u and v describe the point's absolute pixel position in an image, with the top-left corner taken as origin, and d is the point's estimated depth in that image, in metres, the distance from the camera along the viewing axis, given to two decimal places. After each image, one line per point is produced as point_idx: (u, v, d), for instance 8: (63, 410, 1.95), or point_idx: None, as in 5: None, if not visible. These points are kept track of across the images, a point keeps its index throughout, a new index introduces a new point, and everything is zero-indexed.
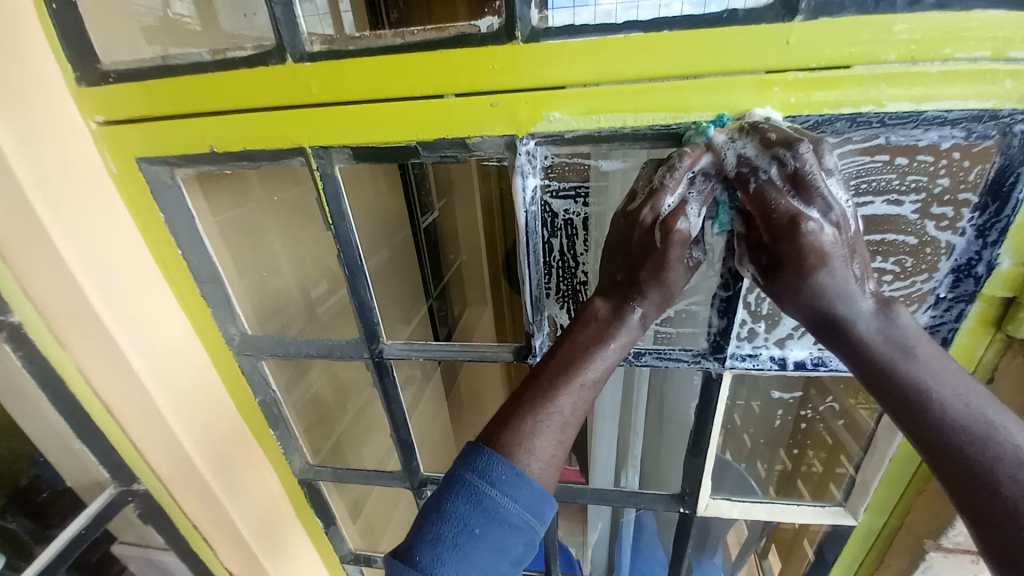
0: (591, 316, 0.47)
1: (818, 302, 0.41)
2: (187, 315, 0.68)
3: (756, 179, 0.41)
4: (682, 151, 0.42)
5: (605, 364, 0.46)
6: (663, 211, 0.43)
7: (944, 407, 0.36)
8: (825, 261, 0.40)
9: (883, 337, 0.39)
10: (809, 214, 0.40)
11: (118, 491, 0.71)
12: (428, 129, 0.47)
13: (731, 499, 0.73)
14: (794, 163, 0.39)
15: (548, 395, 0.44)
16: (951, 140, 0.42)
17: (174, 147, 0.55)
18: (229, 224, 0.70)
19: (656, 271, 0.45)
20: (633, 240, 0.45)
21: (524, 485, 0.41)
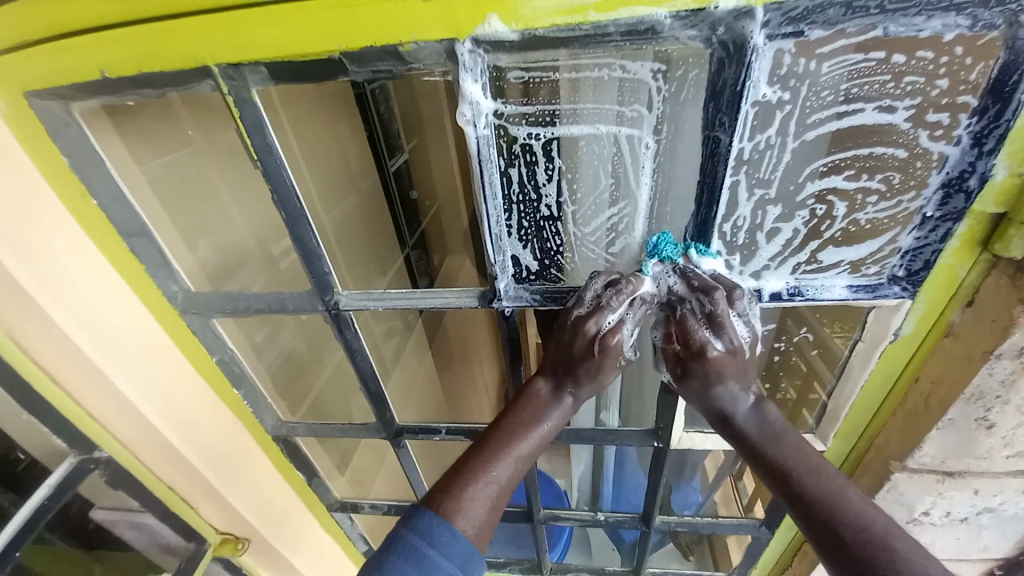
0: (533, 395, 0.55)
1: (711, 401, 0.52)
2: (123, 276, 0.62)
3: (681, 308, 0.50)
4: (628, 278, 0.51)
5: (540, 436, 0.53)
6: (606, 326, 0.51)
7: (789, 458, 0.48)
8: (722, 377, 0.51)
9: (757, 428, 0.51)
10: (716, 344, 0.50)
11: (77, 461, 0.66)
12: (351, 36, 0.39)
13: (705, 431, 0.73)
14: (711, 306, 0.48)
15: (487, 464, 0.50)
16: (955, 30, 0.36)
17: (60, 76, 0.47)
18: (163, 172, 0.63)
19: (592, 370, 0.53)
20: (574, 346, 0.52)
21: (461, 545, 0.45)
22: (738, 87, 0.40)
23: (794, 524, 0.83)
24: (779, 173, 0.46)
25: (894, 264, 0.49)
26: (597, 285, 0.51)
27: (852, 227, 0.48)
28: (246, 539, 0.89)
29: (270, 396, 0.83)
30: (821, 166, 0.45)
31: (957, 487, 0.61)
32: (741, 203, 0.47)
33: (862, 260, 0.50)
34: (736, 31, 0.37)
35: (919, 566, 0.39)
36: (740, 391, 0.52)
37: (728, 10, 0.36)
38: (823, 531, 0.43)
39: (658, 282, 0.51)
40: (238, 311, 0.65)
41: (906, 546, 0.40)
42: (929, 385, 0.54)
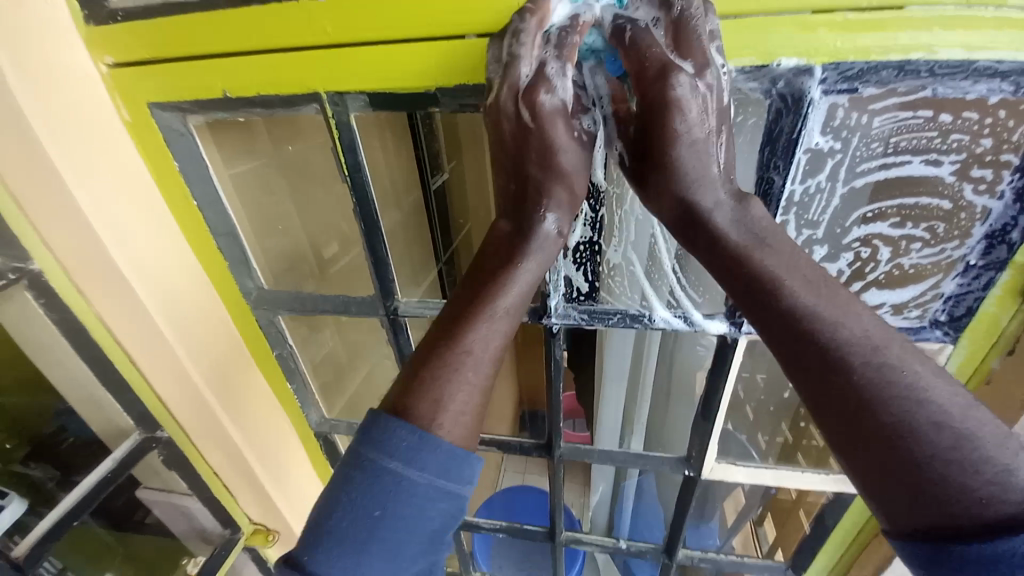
0: (498, 239, 0.48)
1: (682, 184, 0.42)
2: (205, 269, 0.68)
3: (631, 28, 0.41)
4: (524, 9, 0.40)
5: (514, 289, 0.45)
6: (524, 83, 0.42)
7: (802, 310, 0.36)
8: (696, 129, 0.41)
9: (738, 228, 0.41)
10: (682, 67, 0.39)
11: (141, 437, 0.71)
12: (447, 73, 0.45)
13: (737, 463, 0.73)
14: (677, 7, 0.39)
15: (456, 338, 0.44)
16: (999, 94, 0.40)
17: (183, 92, 0.53)
18: (245, 178, 0.70)
19: (547, 166, 0.45)
20: (503, 130, 0.44)
21: (426, 448, 0.40)
22: (793, 135, 0.44)
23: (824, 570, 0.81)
24: (826, 216, 0.49)
25: (936, 307, 0.51)
26: (501, 43, 0.41)
27: (896, 271, 0.51)
28: (275, 530, 0.90)
29: (316, 393, 0.87)
30: (868, 213, 0.48)
31: None
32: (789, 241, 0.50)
33: (906, 303, 0.52)
34: (794, 85, 0.41)
35: (951, 441, 0.31)
36: (710, 163, 0.42)
37: (788, 67, 0.40)
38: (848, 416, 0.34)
39: (585, 7, 0.42)
40: (304, 310, 0.71)
41: (942, 418, 0.32)
42: None
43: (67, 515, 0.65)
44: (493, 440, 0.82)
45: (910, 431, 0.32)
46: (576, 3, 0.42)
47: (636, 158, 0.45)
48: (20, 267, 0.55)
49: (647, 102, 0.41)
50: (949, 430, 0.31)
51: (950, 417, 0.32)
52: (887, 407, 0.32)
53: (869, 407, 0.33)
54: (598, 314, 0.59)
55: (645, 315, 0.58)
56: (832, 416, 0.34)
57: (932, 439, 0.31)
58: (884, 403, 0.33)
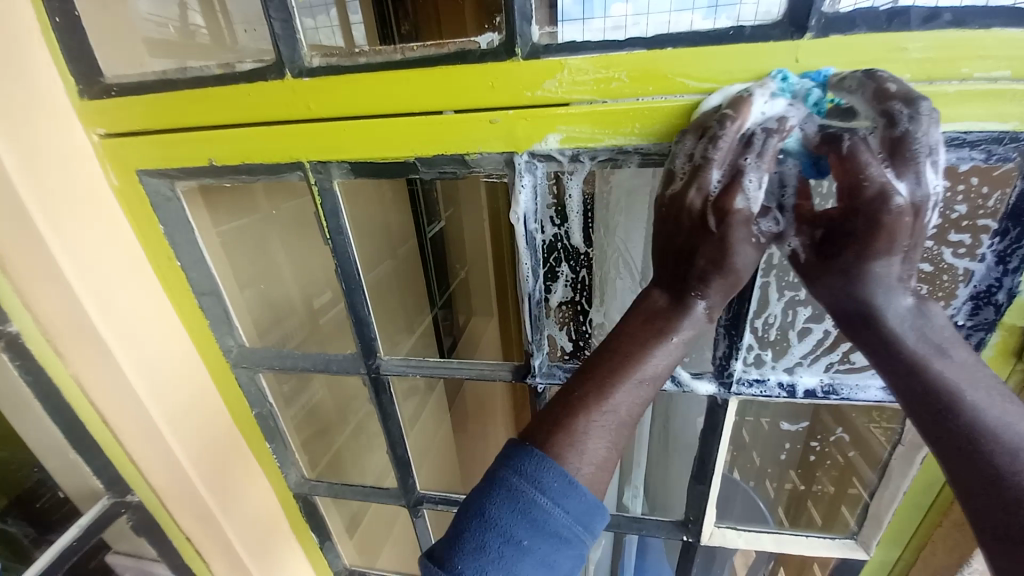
0: (643, 309, 0.44)
1: (861, 291, 0.39)
2: (187, 327, 0.67)
3: (849, 141, 0.37)
4: (722, 113, 0.37)
5: (660, 364, 0.42)
6: (713, 189, 0.38)
7: (976, 420, 0.35)
8: (892, 246, 0.38)
9: (918, 337, 0.38)
10: (899, 189, 0.36)
11: (110, 502, 0.69)
12: (426, 145, 0.46)
13: (737, 528, 0.70)
14: (906, 123, 0.34)
15: (601, 397, 0.41)
16: (969, 161, 0.40)
17: (172, 160, 0.54)
18: (232, 235, 0.70)
19: (715, 259, 0.40)
20: (682, 225, 0.40)
21: (576, 496, 0.38)
22: None
23: None
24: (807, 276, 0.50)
25: None
26: (687, 141, 0.39)
27: None
28: None
29: (296, 451, 0.84)
30: None
31: None
32: (771, 301, 0.52)
33: None
34: None
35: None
36: (897, 276, 0.39)
37: None
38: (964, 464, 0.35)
39: (790, 107, 0.38)
40: (285, 369, 0.69)
41: None
42: None
43: None
44: None
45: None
46: (782, 103, 0.38)
47: (825, 258, 0.41)
48: None
49: (852, 215, 0.38)
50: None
51: None
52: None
53: (1008, 478, 0.33)
54: None
55: None
56: (974, 483, 0.34)
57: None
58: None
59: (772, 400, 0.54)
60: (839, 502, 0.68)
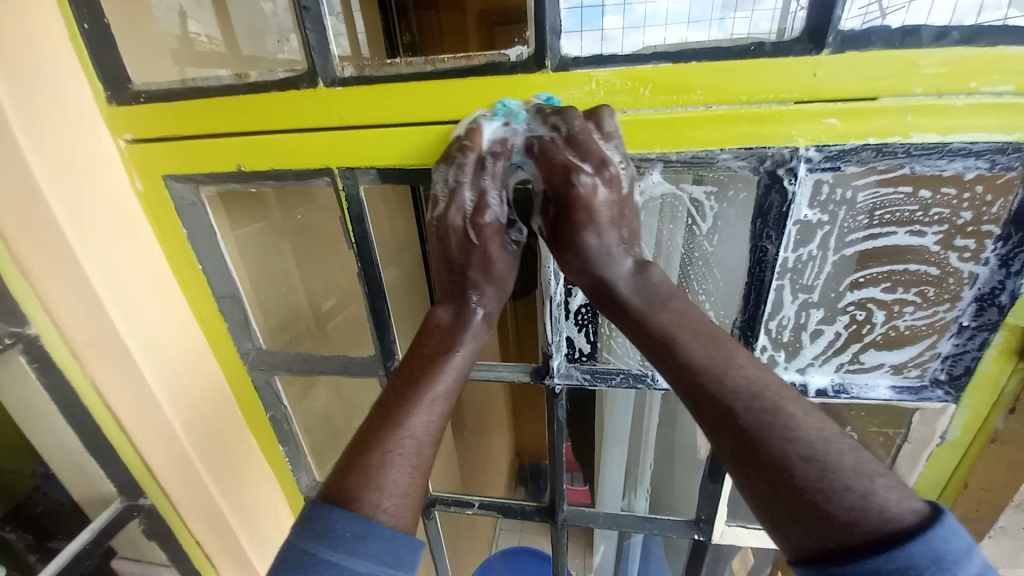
0: (435, 326, 0.52)
1: (591, 266, 0.46)
2: (204, 332, 0.68)
3: (540, 143, 0.44)
4: (463, 144, 0.44)
5: (454, 372, 0.49)
6: (469, 207, 0.48)
7: (691, 360, 0.40)
8: (593, 217, 0.45)
9: (637, 292, 0.45)
10: (584, 167, 0.43)
11: (123, 505, 0.67)
12: None
13: (748, 525, 0.71)
14: (565, 127, 0.42)
15: (399, 423, 0.45)
16: (975, 170, 0.43)
17: (201, 166, 0.55)
18: (248, 239, 0.70)
19: (485, 265, 0.51)
20: (452, 242, 0.51)
21: (372, 533, 0.40)
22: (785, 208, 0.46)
23: None
24: (820, 280, 0.51)
25: (935, 367, 0.51)
26: (440, 169, 0.47)
27: (891, 332, 0.52)
28: None
29: (309, 455, 0.84)
30: (859, 278, 0.50)
31: None
32: (785, 304, 0.53)
33: (905, 363, 0.53)
34: (782, 164, 0.44)
35: (815, 475, 0.32)
36: (615, 245, 0.46)
37: (771, 149, 0.44)
38: (777, 505, 0.33)
39: (506, 127, 0.45)
40: (303, 371, 0.70)
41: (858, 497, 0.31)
42: (980, 490, 0.54)
43: None
44: (493, 504, 0.78)
45: (810, 480, 0.32)
46: (498, 125, 0.44)
47: (553, 242, 0.49)
48: (16, 332, 0.54)
49: (562, 199, 0.46)
50: (837, 469, 0.32)
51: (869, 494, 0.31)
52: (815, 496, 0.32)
53: (771, 463, 0.34)
54: (601, 374, 0.59)
55: (648, 374, 0.58)
56: (759, 483, 0.34)
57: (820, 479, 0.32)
58: (780, 455, 0.34)
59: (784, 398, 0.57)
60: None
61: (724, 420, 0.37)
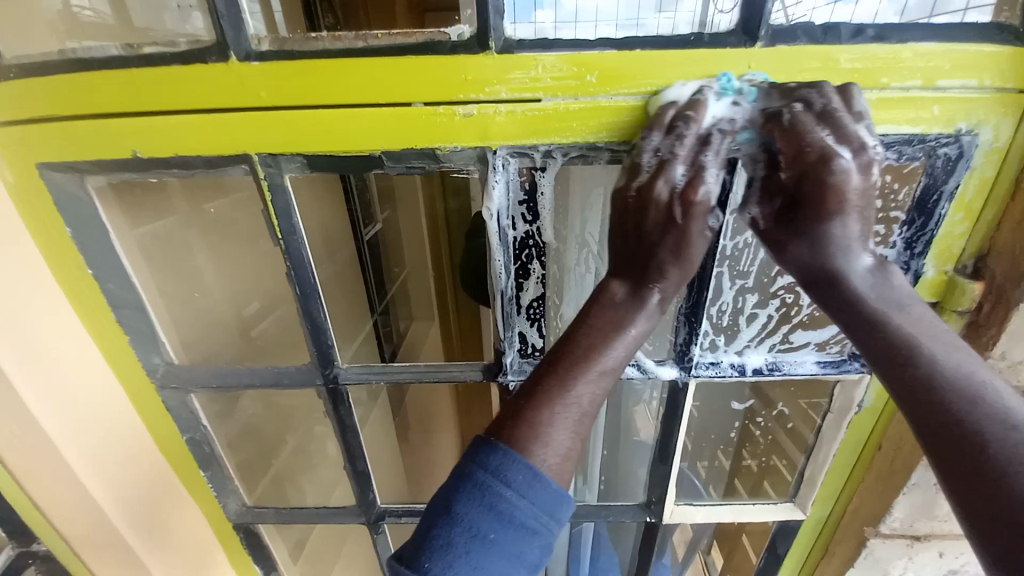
0: (607, 300, 0.45)
1: (823, 250, 0.41)
2: (101, 348, 0.59)
3: (790, 115, 0.40)
4: (685, 114, 0.40)
5: (620, 352, 0.44)
6: (676, 183, 0.41)
7: (935, 368, 0.36)
8: (843, 206, 0.40)
9: (875, 291, 0.40)
10: (841, 152, 0.39)
11: (14, 553, 0.62)
12: (394, 138, 0.44)
13: (694, 503, 0.74)
14: (820, 101, 0.39)
15: (565, 387, 0.42)
16: (884, 160, 0.46)
17: (86, 152, 0.47)
18: (150, 239, 0.61)
19: (677, 247, 0.43)
20: (647, 220, 0.42)
21: (541, 486, 0.39)
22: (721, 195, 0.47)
23: None
24: (755, 267, 0.54)
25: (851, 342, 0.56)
26: (654, 136, 0.41)
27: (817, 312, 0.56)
28: None
29: (236, 478, 0.75)
30: None
31: (926, 549, 0.65)
32: (725, 290, 0.55)
33: (826, 341, 0.57)
34: None
35: None
36: (861, 235, 0.41)
37: None
38: (967, 476, 0.32)
39: (736, 105, 0.41)
40: (226, 386, 0.62)
41: None
42: (892, 449, 0.60)
43: None
44: None
45: None
46: (728, 103, 0.41)
47: (785, 230, 0.43)
48: None
49: (803, 184, 0.40)
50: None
51: None
52: None
53: (988, 454, 0.32)
54: None
55: None
56: (956, 457, 0.33)
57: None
58: (1004, 451, 0.32)
59: (725, 380, 0.59)
60: (763, 477, 0.76)
61: (933, 399, 0.35)
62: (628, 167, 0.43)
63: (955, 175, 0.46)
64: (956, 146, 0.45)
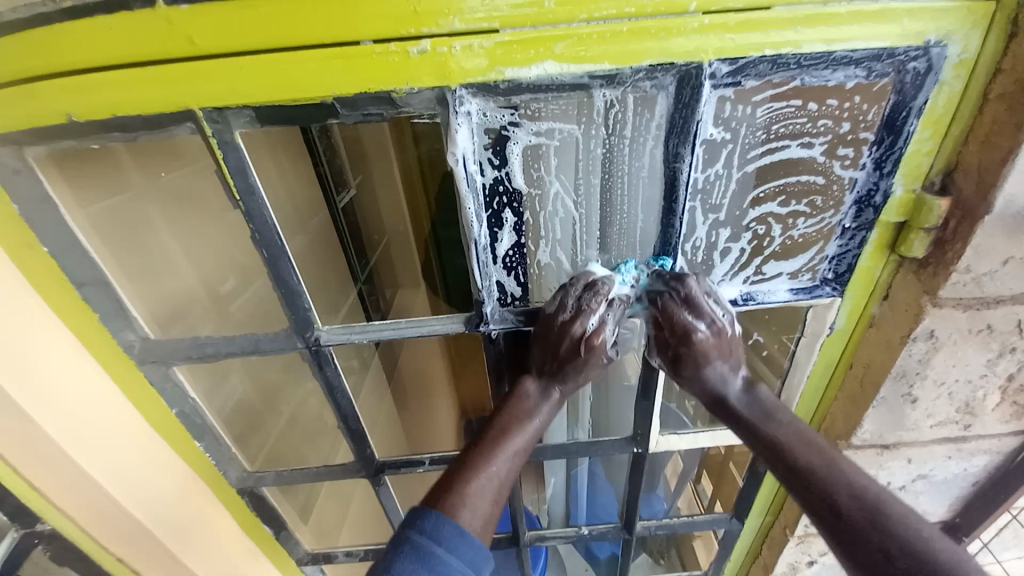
0: (521, 395, 0.59)
1: (702, 384, 0.57)
2: (72, 330, 0.57)
3: (660, 300, 0.55)
4: (598, 280, 0.55)
5: (529, 433, 0.57)
6: (589, 326, 0.55)
7: (795, 459, 0.50)
8: (707, 359, 0.56)
9: (749, 407, 0.55)
10: (698, 326, 0.54)
11: (21, 535, 0.62)
12: (344, 82, 0.41)
13: (678, 432, 0.78)
14: (684, 290, 0.53)
15: (487, 462, 0.54)
16: (854, 79, 0.45)
17: (18, 122, 0.44)
18: (108, 217, 0.58)
19: (578, 365, 0.58)
20: (561, 345, 0.57)
21: (467, 541, 0.47)
22: (683, 126, 0.47)
23: (761, 512, 0.87)
24: (727, 200, 0.54)
25: (824, 268, 0.57)
26: (574, 289, 0.55)
27: (788, 242, 0.57)
28: None
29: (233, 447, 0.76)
30: (758, 194, 0.54)
31: (893, 457, 0.69)
32: (698, 226, 0.55)
33: (798, 270, 0.58)
34: (687, 79, 0.44)
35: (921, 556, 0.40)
36: (729, 372, 0.57)
37: (679, 63, 0.43)
38: (844, 530, 0.44)
39: (631, 286, 0.57)
40: (207, 357, 0.62)
41: (918, 542, 0.41)
42: (862, 369, 0.63)
43: None
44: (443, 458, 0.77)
45: (883, 533, 0.43)
46: (625, 286, 0.56)
47: (673, 372, 0.58)
48: None
49: (677, 346, 0.56)
50: (920, 543, 0.41)
51: (920, 536, 0.42)
52: (885, 534, 0.42)
53: (845, 514, 0.45)
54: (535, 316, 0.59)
55: None
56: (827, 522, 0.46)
57: (904, 545, 0.41)
58: (861, 516, 0.44)
59: None
60: None
61: (808, 486, 0.48)
62: (554, 303, 0.56)
63: (924, 91, 0.45)
64: (925, 59, 0.43)
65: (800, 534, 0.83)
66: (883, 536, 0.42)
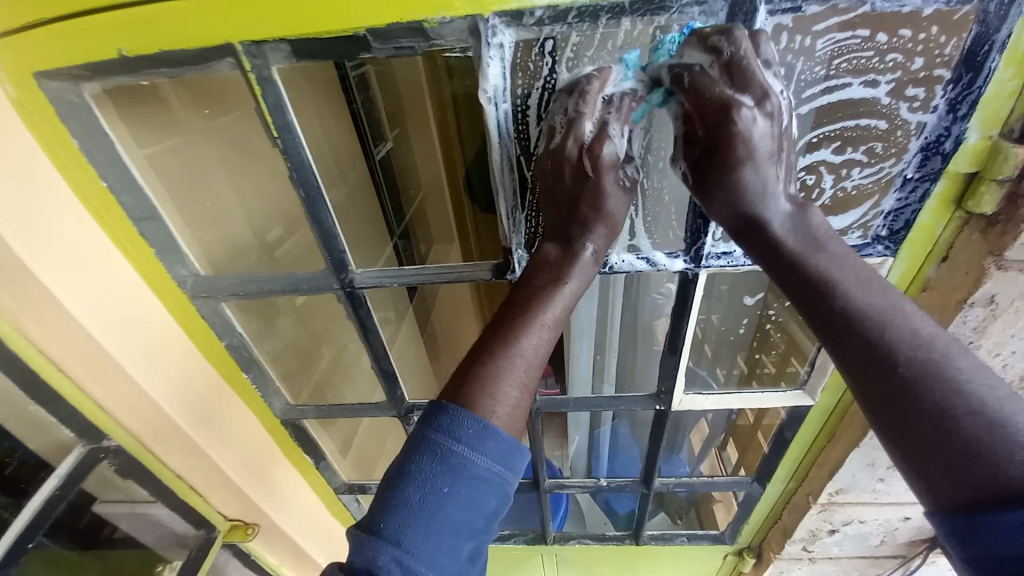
0: (545, 261, 0.50)
1: (746, 198, 0.45)
2: (132, 263, 0.62)
3: (690, 75, 0.43)
4: (592, 75, 0.46)
5: (560, 304, 0.49)
6: (586, 136, 0.47)
7: (851, 301, 0.41)
8: (752, 153, 0.44)
9: (794, 232, 0.45)
10: (743, 100, 0.43)
11: (86, 449, 0.67)
12: (379, 12, 0.41)
13: (703, 392, 0.77)
14: (728, 50, 0.41)
15: (511, 341, 0.46)
16: (933, 4, 0.40)
17: (74, 56, 0.46)
18: (168, 159, 0.60)
19: (594, 200, 0.50)
20: (565, 174, 0.49)
21: (492, 437, 0.43)
22: None
23: (784, 477, 0.86)
24: None
25: (878, 224, 0.53)
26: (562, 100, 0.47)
27: (840, 194, 0.53)
28: (254, 524, 0.89)
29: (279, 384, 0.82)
30: (812, 139, 0.50)
31: None
32: None
33: (847, 228, 0.54)
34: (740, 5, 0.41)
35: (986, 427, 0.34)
36: (774, 180, 0.45)
37: None
38: (904, 401, 0.37)
39: (637, 82, 0.47)
40: (250, 294, 0.66)
41: (978, 408, 0.35)
42: None
43: (17, 540, 0.62)
44: None
45: (942, 392, 0.36)
46: (631, 81, 0.47)
47: (699, 181, 0.47)
48: None
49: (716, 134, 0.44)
50: (985, 408, 0.35)
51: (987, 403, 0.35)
52: (942, 396, 0.36)
53: (898, 369, 0.37)
54: None
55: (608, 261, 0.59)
56: (898, 435, 0.37)
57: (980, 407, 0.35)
58: (916, 366, 0.37)
59: (738, 269, 0.59)
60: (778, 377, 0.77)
61: (851, 330, 0.40)
62: (545, 131, 0.50)
63: (1009, 22, 0.40)
64: None
65: (824, 501, 0.81)
66: (947, 400, 0.35)
